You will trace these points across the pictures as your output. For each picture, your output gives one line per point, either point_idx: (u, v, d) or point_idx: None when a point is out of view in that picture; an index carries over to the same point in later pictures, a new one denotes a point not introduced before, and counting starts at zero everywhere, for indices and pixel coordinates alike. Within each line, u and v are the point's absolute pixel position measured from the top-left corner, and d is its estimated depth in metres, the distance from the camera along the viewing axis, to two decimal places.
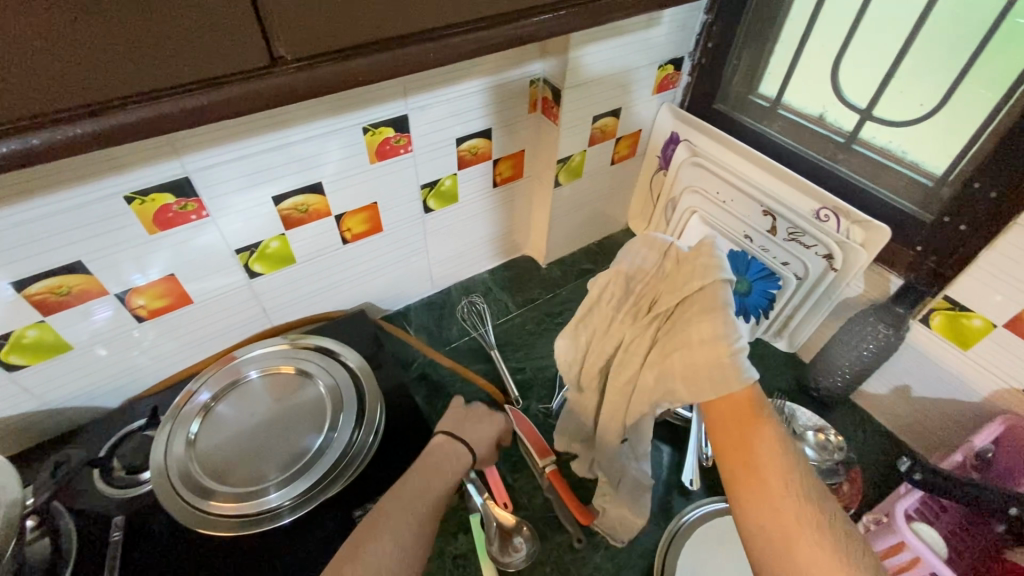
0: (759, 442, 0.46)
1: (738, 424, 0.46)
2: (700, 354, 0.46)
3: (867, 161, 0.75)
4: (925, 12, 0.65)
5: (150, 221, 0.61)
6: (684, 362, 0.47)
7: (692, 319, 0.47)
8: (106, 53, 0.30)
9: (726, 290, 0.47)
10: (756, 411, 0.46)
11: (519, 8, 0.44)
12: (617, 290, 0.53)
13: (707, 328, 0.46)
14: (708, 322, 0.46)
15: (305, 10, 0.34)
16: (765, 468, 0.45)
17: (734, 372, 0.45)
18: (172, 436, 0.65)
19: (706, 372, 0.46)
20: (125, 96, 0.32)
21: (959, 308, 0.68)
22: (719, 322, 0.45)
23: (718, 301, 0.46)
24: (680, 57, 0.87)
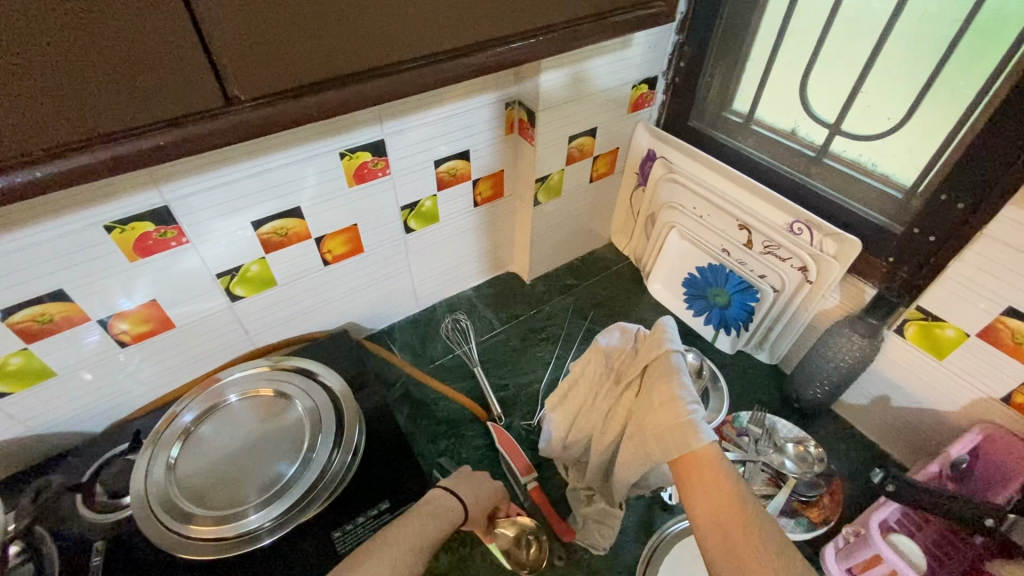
0: (718, 491, 0.49)
1: (703, 482, 0.49)
2: (661, 413, 0.53)
3: (838, 174, 0.77)
4: (885, 29, 0.66)
5: (130, 248, 0.62)
6: (649, 423, 0.55)
7: (653, 383, 0.57)
8: (68, 101, 0.33)
9: (677, 360, 0.57)
10: (717, 469, 0.49)
11: (471, 42, 0.46)
12: (597, 365, 0.66)
13: (665, 393, 0.54)
14: (667, 384, 0.55)
15: (257, 55, 0.37)
16: (715, 493, 0.49)
17: (691, 427, 0.51)
18: (152, 460, 0.66)
19: (668, 431, 0.52)
20: (88, 137, 0.35)
21: (931, 318, 0.68)
22: (673, 385, 0.54)
23: (670, 369, 0.56)
24: (654, 76, 0.89)
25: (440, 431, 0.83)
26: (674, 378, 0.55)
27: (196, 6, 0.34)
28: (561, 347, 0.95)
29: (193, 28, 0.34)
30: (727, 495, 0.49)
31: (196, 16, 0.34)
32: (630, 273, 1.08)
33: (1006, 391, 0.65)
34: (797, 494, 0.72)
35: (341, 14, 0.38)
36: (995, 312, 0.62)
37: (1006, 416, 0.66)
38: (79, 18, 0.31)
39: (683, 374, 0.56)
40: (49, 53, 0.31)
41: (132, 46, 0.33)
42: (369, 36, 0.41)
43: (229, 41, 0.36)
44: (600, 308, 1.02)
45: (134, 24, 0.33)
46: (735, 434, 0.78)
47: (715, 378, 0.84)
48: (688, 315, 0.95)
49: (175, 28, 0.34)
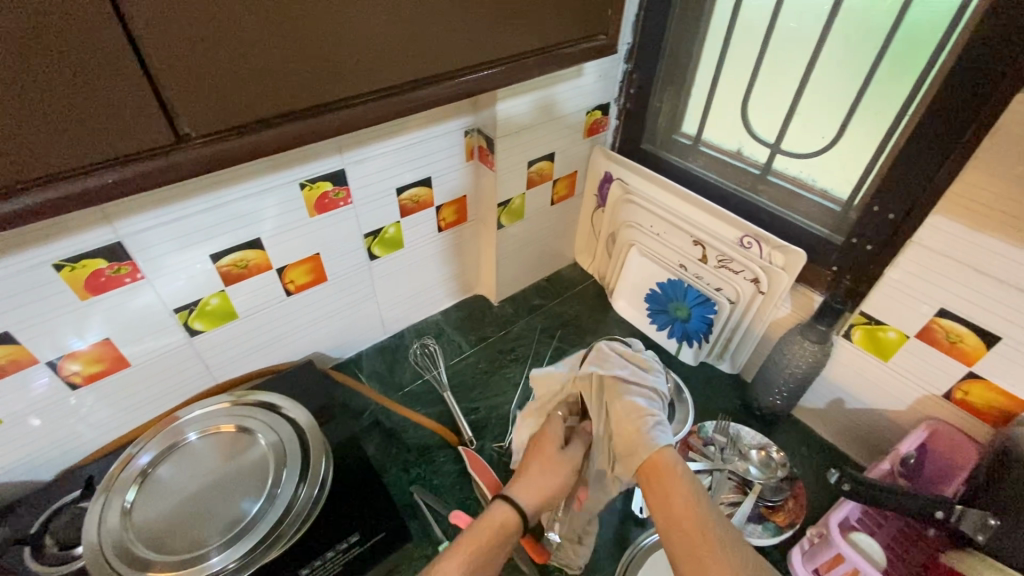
0: (679, 498, 0.53)
1: (664, 485, 0.54)
2: (621, 426, 0.59)
3: (782, 191, 0.81)
4: (812, 58, 0.71)
5: (81, 286, 0.60)
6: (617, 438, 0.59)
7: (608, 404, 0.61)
8: (10, 143, 0.33)
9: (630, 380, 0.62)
10: (673, 475, 0.54)
11: (422, 76, 0.48)
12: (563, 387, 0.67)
13: (624, 408, 0.59)
14: (623, 401, 0.60)
15: (207, 93, 0.38)
16: (671, 498, 0.53)
17: (645, 437, 0.57)
18: (105, 507, 0.63)
19: (629, 442, 0.58)
20: (35, 177, 0.35)
21: (874, 321, 0.72)
22: (629, 399, 0.60)
23: (621, 385, 0.62)
24: (606, 103, 0.93)
25: (411, 458, 0.82)
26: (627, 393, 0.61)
27: (144, 48, 0.34)
28: (530, 367, 0.96)
29: (140, 69, 0.35)
30: (684, 500, 0.53)
31: (144, 58, 0.35)
32: (595, 292, 1.10)
33: (946, 388, 0.69)
34: (763, 500, 0.74)
35: (291, 52, 0.40)
36: (929, 314, 0.66)
37: (949, 411, 0.70)
38: (23, 62, 0.31)
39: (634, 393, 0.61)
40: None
41: (80, 88, 0.34)
42: (320, 72, 0.42)
43: (178, 81, 0.36)
44: (568, 327, 1.03)
45: (80, 67, 0.33)
46: (702, 444, 0.80)
47: (679, 389, 0.84)
48: (651, 330, 0.98)
49: (121, 69, 0.34)
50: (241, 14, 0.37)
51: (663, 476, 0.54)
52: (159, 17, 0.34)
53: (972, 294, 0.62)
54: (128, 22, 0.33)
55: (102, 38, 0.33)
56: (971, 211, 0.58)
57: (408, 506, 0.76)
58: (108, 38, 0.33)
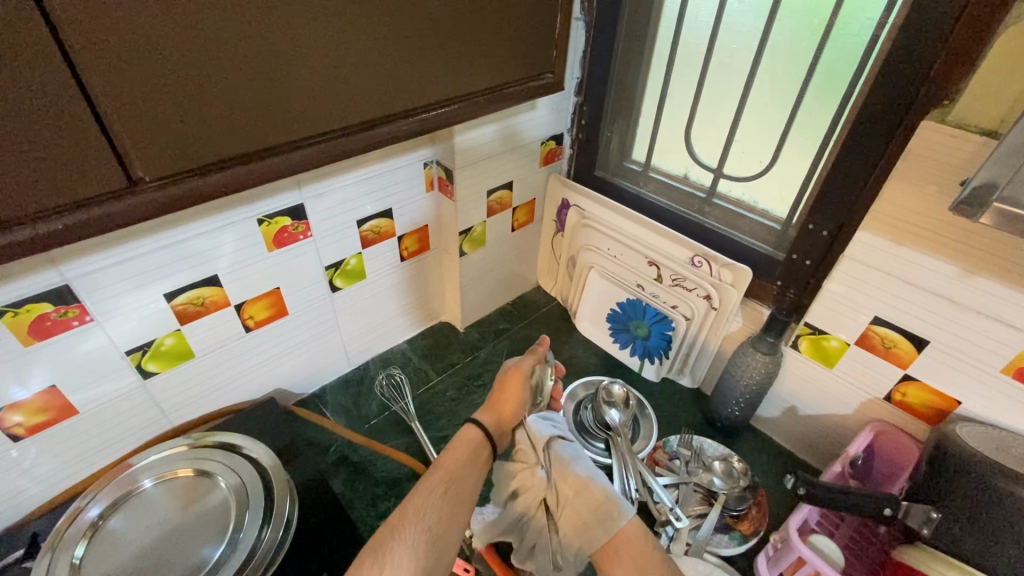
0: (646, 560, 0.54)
1: (629, 557, 0.54)
2: (580, 497, 0.59)
3: (727, 212, 0.86)
4: (745, 90, 0.77)
5: (25, 332, 0.58)
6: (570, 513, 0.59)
7: (559, 472, 0.62)
8: None
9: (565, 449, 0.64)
10: (638, 541, 0.56)
11: (376, 115, 0.50)
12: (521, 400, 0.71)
13: (575, 479, 0.60)
14: (574, 473, 0.61)
15: (163, 136, 0.39)
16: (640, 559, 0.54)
17: (611, 504, 0.57)
18: (52, 565, 0.59)
19: (592, 514, 0.57)
20: None
21: (818, 331, 0.77)
22: (577, 468, 0.61)
23: (562, 457, 0.63)
24: (560, 133, 0.97)
25: (380, 492, 0.80)
26: (575, 462, 0.62)
27: (98, 100, 0.35)
28: None
29: (93, 116, 0.36)
30: (651, 562, 0.54)
31: (96, 105, 0.35)
32: (559, 314, 1.12)
33: (886, 391, 0.73)
34: (727, 510, 0.75)
35: (246, 97, 0.41)
36: (865, 323, 0.71)
37: (890, 413, 0.74)
38: None
39: (576, 458, 0.63)
40: None
41: (32, 139, 0.34)
42: (276, 115, 0.43)
43: (133, 126, 0.37)
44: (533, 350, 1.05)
45: (33, 120, 0.34)
46: (667, 458, 0.82)
47: (642, 405, 0.90)
48: (614, 349, 1.01)
49: (73, 118, 0.35)
50: (195, 65, 0.38)
51: (629, 539, 0.56)
52: (114, 66, 0.35)
53: (900, 303, 0.67)
54: (80, 71, 0.34)
55: (56, 94, 0.34)
56: (892, 226, 0.64)
57: None
58: (61, 91, 0.34)
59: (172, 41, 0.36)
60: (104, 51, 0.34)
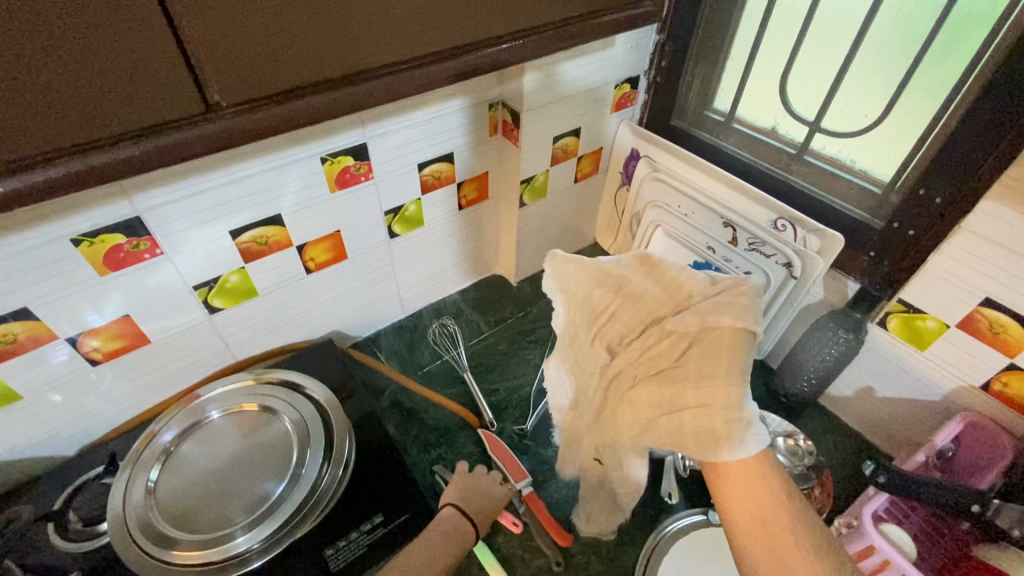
0: (759, 495, 0.48)
1: (744, 483, 0.49)
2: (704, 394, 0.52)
3: (819, 171, 0.77)
4: (862, 30, 0.67)
5: (100, 262, 0.59)
6: (694, 398, 0.52)
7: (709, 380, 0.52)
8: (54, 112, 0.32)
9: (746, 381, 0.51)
10: (765, 478, 0.49)
11: (454, 45, 0.45)
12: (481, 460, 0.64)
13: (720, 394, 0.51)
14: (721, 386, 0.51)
15: (240, 57, 0.36)
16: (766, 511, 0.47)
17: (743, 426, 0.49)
18: (130, 483, 0.63)
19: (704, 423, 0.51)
20: (76, 144, 0.34)
21: (913, 309, 0.70)
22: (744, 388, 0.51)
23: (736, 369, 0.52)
24: (636, 76, 0.89)
25: (432, 439, 0.81)
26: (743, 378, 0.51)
27: (178, 18, 0.33)
28: (550, 349, 0.94)
29: (168, 26, 0.33)
30: (769, 501, 0.48)
31: (173, 20, 0.33)
32: None
33: (985, 380, 0.67)
34: None
35: (326, 18, 0.37)
36: (973, 304, 0.64)
37: (986, 403, 0.68)
38: (65, 31, 0.30)
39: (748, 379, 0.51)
40: (34, 66, 0.30)
41: (119, 57, 0.32)
42: (354, 41, 0.40)
43: (208, 41, 0.34)
44: None
45: (118, 36, 0.32)
46: None
47: None
48: None
49: (144, 25, 0.32)
50: None
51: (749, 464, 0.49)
52: None
53: (1022, 284, 0.59)
54: None
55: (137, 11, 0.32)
56: None
57: (431, 488, 0.76)
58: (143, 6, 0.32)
59: None
60: None
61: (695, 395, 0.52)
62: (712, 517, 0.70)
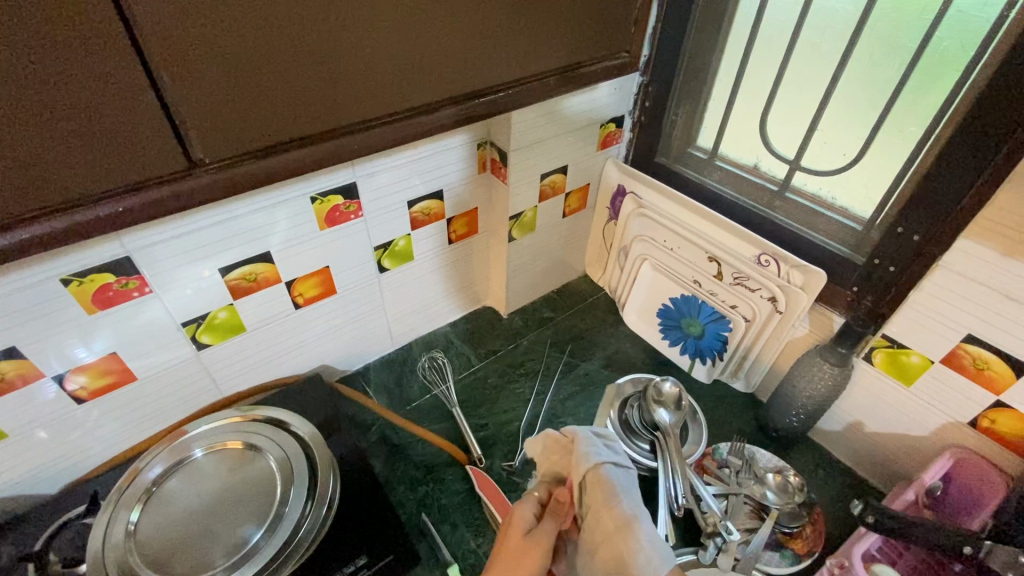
0: None
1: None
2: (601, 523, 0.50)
3: (801, 208, 0.79)
4: (836, 74, 0.69)
5: (89, 300, 0.59)
6: (598, 534, 0.50)
7: (596, 511, 0.51)
8: (43, 173, 0.34)
9: (626, 499, 0.51)
10: None
11: (435, 99, 0.47)
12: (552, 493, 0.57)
13: (608, 520, 0.49)
14: (607, 512, 0.50)
15: (223, 120, 0.38)
16: None
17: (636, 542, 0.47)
18: (110, 524, 0.62)
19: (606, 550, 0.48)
20: (63, 202, 0.36)
21: (896, 345, 0.70)
22: (619, 504, 0.50)
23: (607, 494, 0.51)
24: (621, 116, 0.91)
25: (419, 476, 0.81)
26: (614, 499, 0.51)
27: (165, 89, 0.35)
28: (539, 383, 0.94)
29: (152, 91, 0.34)
30: None
31: (160, 90, 0.35)
32: (606, 305, 1.08)
33: (973, 417, 0.67)
34: (780, 526, 0.72)
35: (309, 79, 0.39)
36: (956, 340, 0.65)
37: (975, 439, 0.68)
38: (55, 102, 0.32)
39: (622, 490, 0.51)
40: (26, 134, 0.32)
41: (106, 121, 0.34)
42: (336, 100, 0.42)
43: (194, 107, 0.36)
44: (577, 341, 1.02)
45: (107, 103, 0.34)
46: (716, 466, 0.78)
47: (695, 410, 0.85)
48: (664, 346, 0.96)
49: (129, 91, 0.34)
50: (256, 54, 0.37)
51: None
52: (177, 52, 0.34)
53: (1001, 321, 0.60)
54: (149, 61, 0.34)
55: (124, 81, 0.33)
56: (1005, 237, 0.57)
57: (416, 527, 0.74)
58: (131, 78, 0.34)
59: (236, 26, 0.35)
60: (165, 37, 0.33)
61: (603, 538, 0.49)
62: (701, 557, 0.68)
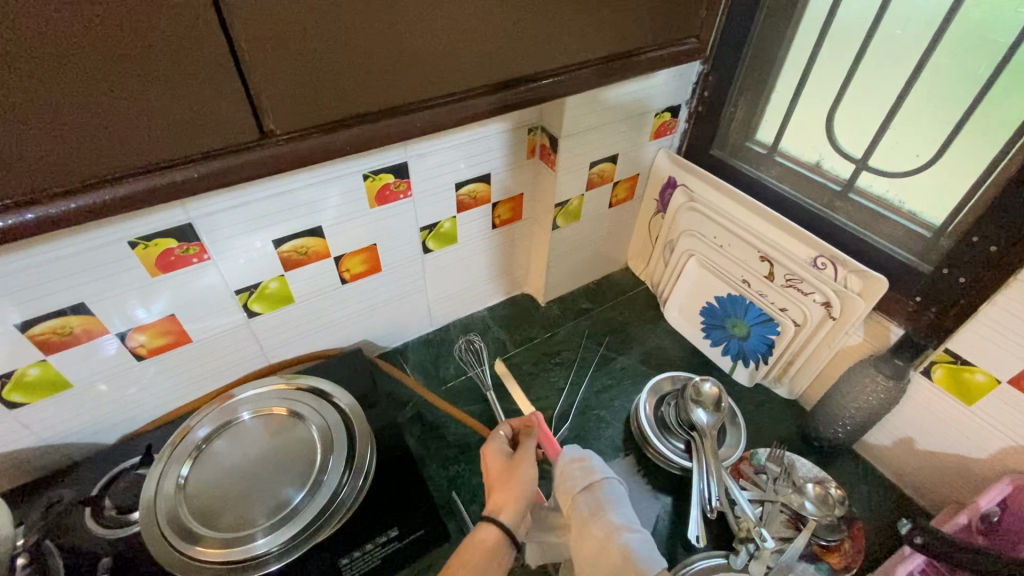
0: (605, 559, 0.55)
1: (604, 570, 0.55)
2: (584, 544, 0.57)
3: (864, 211, 0.75)
4: (915, 69, 0.65)
5: (153, 263, 0.62)
6: (583, 549, 0.57)
7: (577, 533, 0.59)
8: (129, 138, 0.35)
9: (587, 498, 0.61)
10: None
11: (498, 79, 0.47)
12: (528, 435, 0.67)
13: (591, 543, 0.56)
14: (588, 536, 0.57)
15: (296, 94, 0.38)
16: None
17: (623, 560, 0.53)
18: (163, 476, 0.65)
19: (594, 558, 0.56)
20: (146, 166, 0.37)
21: (960, 361, 0.66)
22: (597, 526, 0.57)
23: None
24: (677, 105, 0.88)
25: (451, 455, 0.82)
26: (601, 515, 0.58)
27: (244, 61, 0.36)
28: (575, 373, 0.94)
29: (232, 62, 0.35)
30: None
31: (240, 63, 0.36)
32: (647, 300, 1.06)
33: None
34: (816, 538, 0.69)
35: (380, 55, 0.40)
36: None
37: None
38: (142, 72, 0.33)
39: (605, 508, 0.59)
40: (116, 101, 0.34)
41: (188, 92, 0.35)
42: (404, 77, 0.42)
43: (269, 81, 0.37)
44: (615, 335, 1.00)
45: (190, 75, 0.35)
46: (753, 472, 0.76)
47: (734, 413, 0.83)
48: (705, 345, 0.94)
49: (210, 61, 0.35)
50: (331, 30, 0.37)
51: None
52: (258, 27, 0.35)
53: None
54: (232, 35, 0.34)
55: (205, 51, 0.34)
56: None
57: (446, 504, 0.76)
58: (214, 51, 0.35)
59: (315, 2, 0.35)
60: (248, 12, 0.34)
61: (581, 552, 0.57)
62: (733, 562, 0.66)
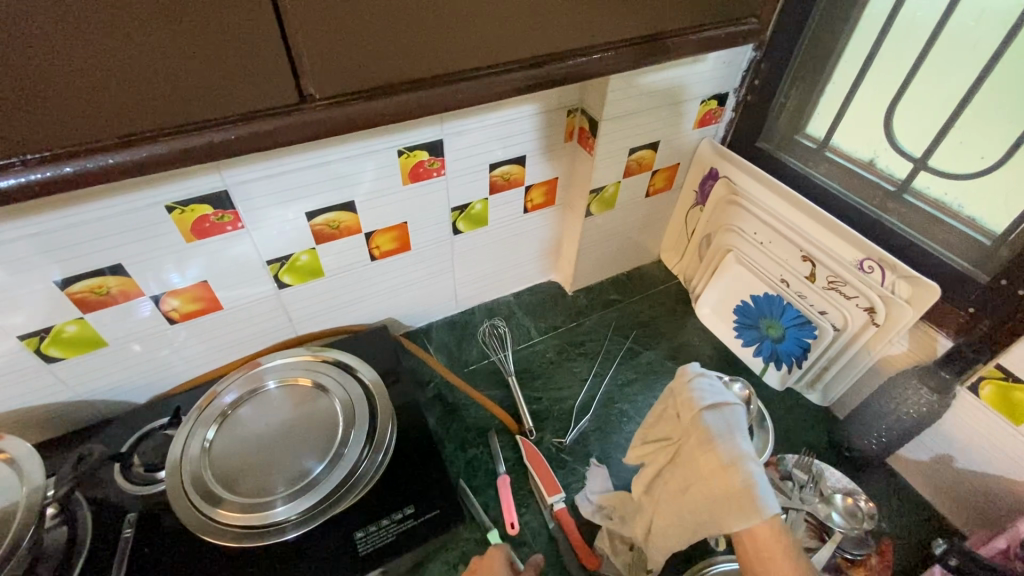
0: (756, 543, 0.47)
1: (756, 556, 0.47)
2: (699, 457, 0.52)
3: (919, 214, 0.70)
4: (989, 63, 0.60)
5: (188, 229, 0.63)
6: (702, 471, 0.51)
7: (695, 455, 0.52)
8: (171, 94, 0.35)
9: (708, 419, 0.52)
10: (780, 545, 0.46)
11: (544, 53, 0.45)
12: None
13: (710, 458, 0.50)
14: (711, 451, 0.50)
15: (338, 58, 0.37)
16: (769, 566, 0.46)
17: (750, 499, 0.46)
18: (189, 438, 0.67)
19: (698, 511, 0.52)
20: (186, 124, 0.37)
21: (1012, 379, 0.62)
22: (723, 445, 0.50)
23: (710, 437, 0.51)
24: (724, 93, 0.84)
25: (470, 438, 0.82)
26: (729, 438, 0.51)
27: (287, 21, 0.35)
28: (599, 364, 0.92)
29: (275, 21, 0.35)
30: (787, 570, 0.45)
31: (284, 23, 0.35)
32: (677, 295, 1.04)
33: None
34: (842, 551, 0.67)
35: (424, 21, 0.38)
36: None
37: None
38: (186, 27, 0.33)
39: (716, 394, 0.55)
40: (159, 56, 0.33)
41: (230, 50, 0.35)
42: (448, 45, 0.40)
43: (312, 43, 0.36)
44: (643, 329, 0.98)
45: (234, 33, 0.34)
46: (778, 477, 0.74)
47: (762, 417, 0.80)
48: (736, 346, 0.91)
49: (254, 20, 0.34)
50: None
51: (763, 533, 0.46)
52: None
53: None
54: None
55: (248, 9, 0.34)
56: None
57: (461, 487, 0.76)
58: (258, 9, 0.34)
59: None
60: None
61: (704, 473, 0.50)
62: None
